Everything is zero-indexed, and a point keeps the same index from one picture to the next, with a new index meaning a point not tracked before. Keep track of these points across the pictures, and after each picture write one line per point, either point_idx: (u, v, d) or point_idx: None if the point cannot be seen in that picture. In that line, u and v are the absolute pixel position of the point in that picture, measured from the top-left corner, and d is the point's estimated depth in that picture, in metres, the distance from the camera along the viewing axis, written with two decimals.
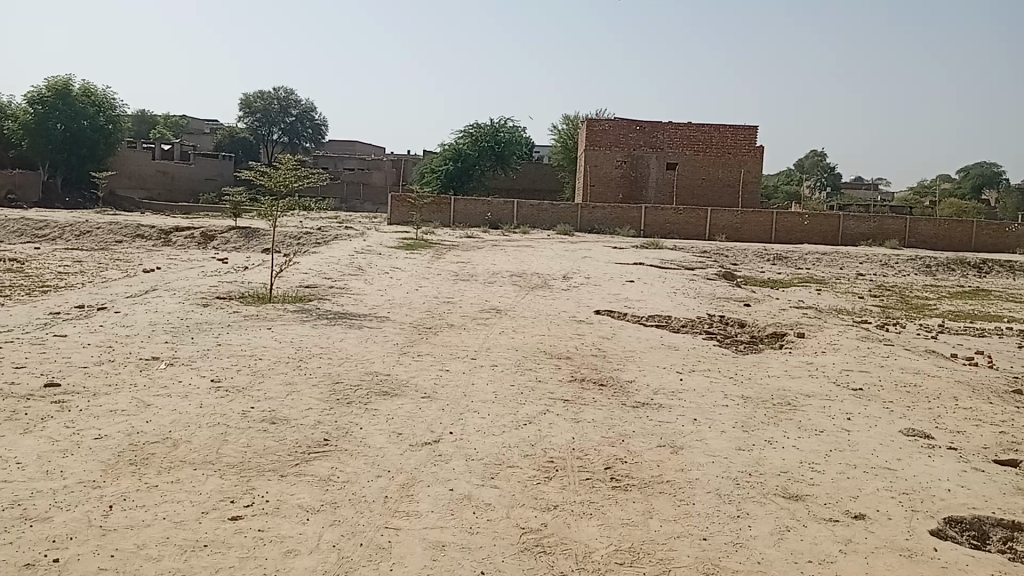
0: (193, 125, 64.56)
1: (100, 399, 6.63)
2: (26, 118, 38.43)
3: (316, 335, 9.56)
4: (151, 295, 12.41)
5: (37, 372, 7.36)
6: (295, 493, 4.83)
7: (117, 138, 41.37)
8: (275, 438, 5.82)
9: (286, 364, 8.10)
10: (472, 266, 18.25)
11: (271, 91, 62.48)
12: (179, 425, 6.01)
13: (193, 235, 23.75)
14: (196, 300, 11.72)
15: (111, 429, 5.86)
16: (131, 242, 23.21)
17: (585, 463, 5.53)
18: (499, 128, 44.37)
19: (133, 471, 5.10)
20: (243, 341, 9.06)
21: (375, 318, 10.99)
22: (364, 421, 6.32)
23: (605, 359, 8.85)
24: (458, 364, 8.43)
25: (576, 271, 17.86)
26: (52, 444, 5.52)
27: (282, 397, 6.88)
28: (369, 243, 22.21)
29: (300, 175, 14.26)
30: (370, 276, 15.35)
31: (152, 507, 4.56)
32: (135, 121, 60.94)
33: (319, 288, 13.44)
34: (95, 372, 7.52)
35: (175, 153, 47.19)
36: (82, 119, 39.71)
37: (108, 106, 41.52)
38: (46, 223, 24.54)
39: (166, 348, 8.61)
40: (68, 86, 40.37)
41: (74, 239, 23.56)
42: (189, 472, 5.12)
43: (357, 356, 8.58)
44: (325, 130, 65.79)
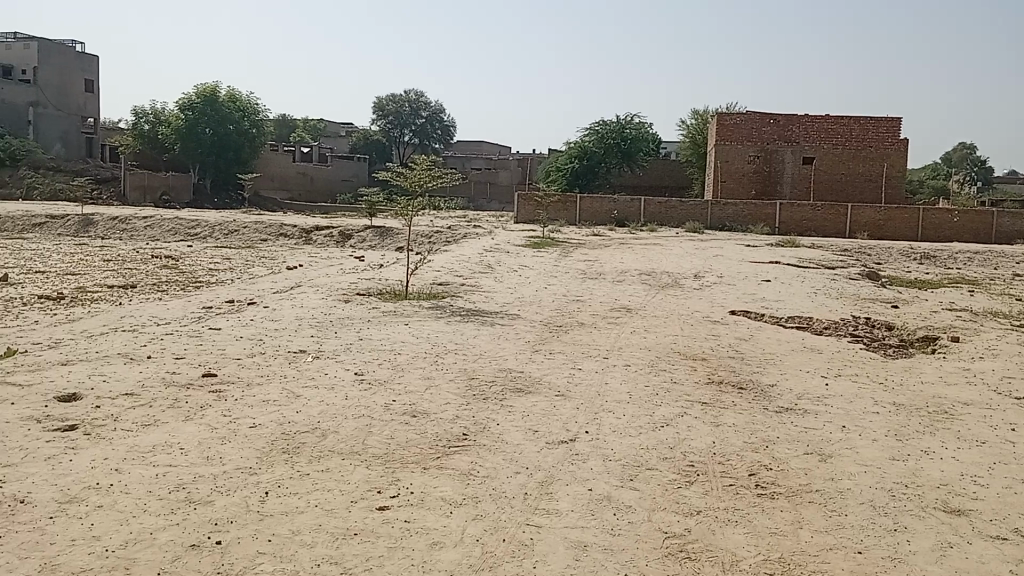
0: (330, 129, 67.34)
1: (253, 390, 6.96)
2: (178, 124, 41.04)
3: (450, 331, 9.74)
4: (296, 291, 13.00)
5: (196, 363, 7.84)
6: (437, 487, 4.92)
7: (260, 142, 43.54)
8: (416, 431, 5.97)
9: (422, 359, 8.29)
10: (600, 264, 18.17)
11: (403, 94, 64.32)
12: (327, 416, 6.25)
13: (331, 234, 24.71)
14: (338, 296, 12.17)
15: (264, 418, 6.15)
16: (275, 241, 24.38)
17: (728, 469, 5.37)
18: (626, 125, 43.97)
19: (285, 459, 5.34)
20: (382, 336, 9.32)
21: (507, 315, 11.09)
22: (501, 417, 6.37)
23: (744, 362, 8.59)
24: (591, 363, 8.37)
25: (708, 270, 17.46)
26: (211, 431, 5.85)
27: (421, 392, 7.04)
28: (498, 242, 22.48)
29: (435, 175, 14.57)
30: (500, 274, 15.49)
31: (304, 494, 4.76)
32: (276, 125, 64.20)
33: (452, 286, 13.69)
34: (248, 363, 7.91)
35: (314, 156, 49.08)
36: (229, 124, 41.96)
37: (252, 111, 43.68)
38: (197, 223, 26.02)
39: (312, 341, 9.01)
40: (216, 93, 42.71)
41: (223, 237, 24.96)
42: (337, 461, 5.31)
43: (490, 353, 8.65)
44: (454, 131, 66.97)
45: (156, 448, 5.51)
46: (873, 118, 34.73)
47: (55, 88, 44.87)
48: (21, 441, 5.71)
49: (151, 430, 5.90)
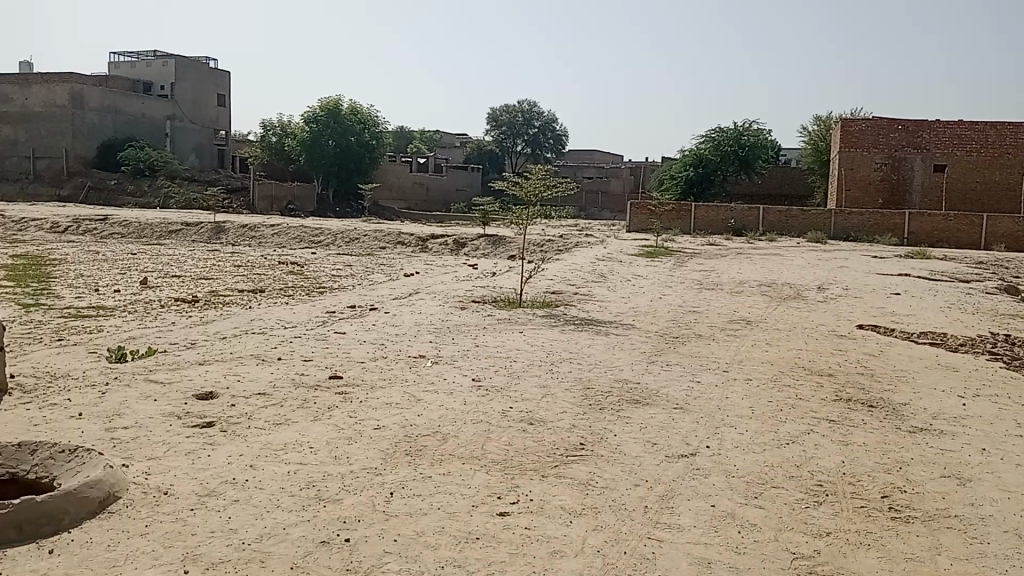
0: (445, 139, 68.76)
1: (377, 392, 7.23)
2: (303, 136, 42.81)
3: (565, 340, 9.76)
4: (415, 298, 13.32)
5: (322, 365, 8.21)
6: (556, 495, 4.96)
7: (380, 153, 44.87)
8: (534, 439, 6.01)
9: (538, 367, 8.34)
10: (717, 274, 17.82)
11: (516, 104, 65.02)
12: (447, 420, 6.41)
13: (446, 242, 25.20)
14: (455, 303, 12.40)
15: (387, 420, 6.39)
16: (393, 249, 25.07)
17: (858, 489, 5.17)
18: (744, 132, 42.99)
19: (408, 461, 5.53)
20: (498, 343, 9.44)
21: (622, 325, 11.03)
22: (618, 428, 6.34)
23: (872, 379, 8.24)
24: (710, 376, 8.21)
25: (832, 281, 16.84)
26: (338, 431, 6.11)
27: (538, 399, 7.09)
28: (611, 251, 22.37)
29: (550, 184, 14.71)
30: (614, 284, 15.40)
31: (427, 497, 4.89)
32: (394, 137, 66.09)
33: (566, 295, 13.72)
34: (370, 366, 8.22)
35: (430, 166, 50.22)
36: (350, 135, 43.51)
37: (372, 123, 45.07)
38: (320, 230, 27.03)
39: (430, 347, 9.22)
40: (339, 106, 44.31)
41: (344, 245, 25.84)
42: (458, 466, 5.44)
43: (606, 364, 8.61)
44: (567, 140, 67.18)
45: (288, 446, 5.76)
46: (1010, 124, 32.87)
47: (191, 102, 47.72)
48: (164, 436, 6.08)
49: (282, 428, 6.20)
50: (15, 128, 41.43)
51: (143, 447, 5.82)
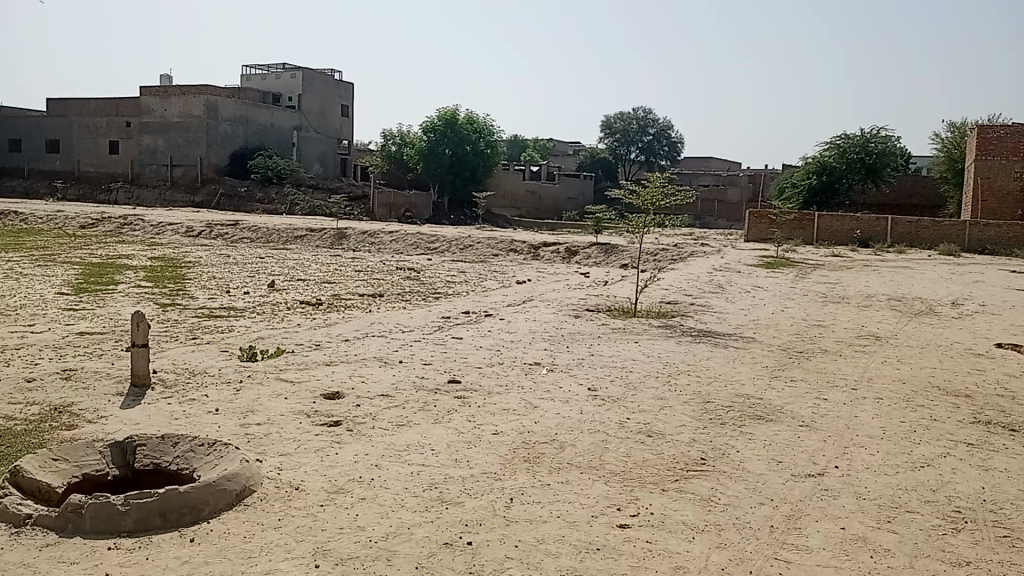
0: (559, 147, 68.99)
1: (494, 398, 7.49)
2: (421, 145, 43.97)
3: (682, 351, 9.61)
4: (529, 305, 13.43)
5: (441, 369, 8.59)
6: (678, 509, 4.89)
7: (494, 162, 45.37)
8: (653, 451, 5.97)
9: (655, 378, 8.25)
10: (841, 287, 17.16)
11: (631, 111, 64.54)
12: (564, 429, 6.51)
13: (558, 250, 25.27)
14: (569, 311, 12.42)
15: (505, 426, 6.64)
16: (506, 256, 25.36)
17: (1002, 518, 4.85)
18: (870, 138, 41.26)
19: (526, 468, 5.69)
20: (613, 352, 9.40)
21: (741, 337, 10.77)
22: (740, 443, 6.19)
23: (1016, 402, 7.71)
24: (836, 393, 7.89)
25: (967, 297, 15.93)
26: (459, 435, 6.45)
27: (655, 411, 7.02)
28: (728, 261, 21.87)
29: (668, 193, 14.59)
30: (732, 295, 15.06)
31: (547, 506, 4.97)
32: (508, 145, 66.87)
33: (681, 305, 13.54)
34: (488, 372, 8.49)
35: (543, 174, 50.52)
36: (466, 144, 44.29)
37: (488, 132, 45.68)
38: (435, 237, 27.58)
39: (545, 355, 9.31)
40: (456, 116, 45.20)
41: (459, 251, 26.31)
42: (576, 476, 5.50)
43: (726, 377, 8.42)
44: (682, 147, 66.19)
45: (411, 448, 6.13)
46: None
47: (316, 113, 49.70)
48: (295, 433, 6.49)
49: (405, 430, 6.61)
50: (156, 138, 44.12)
51: (276, 443, 6.21)
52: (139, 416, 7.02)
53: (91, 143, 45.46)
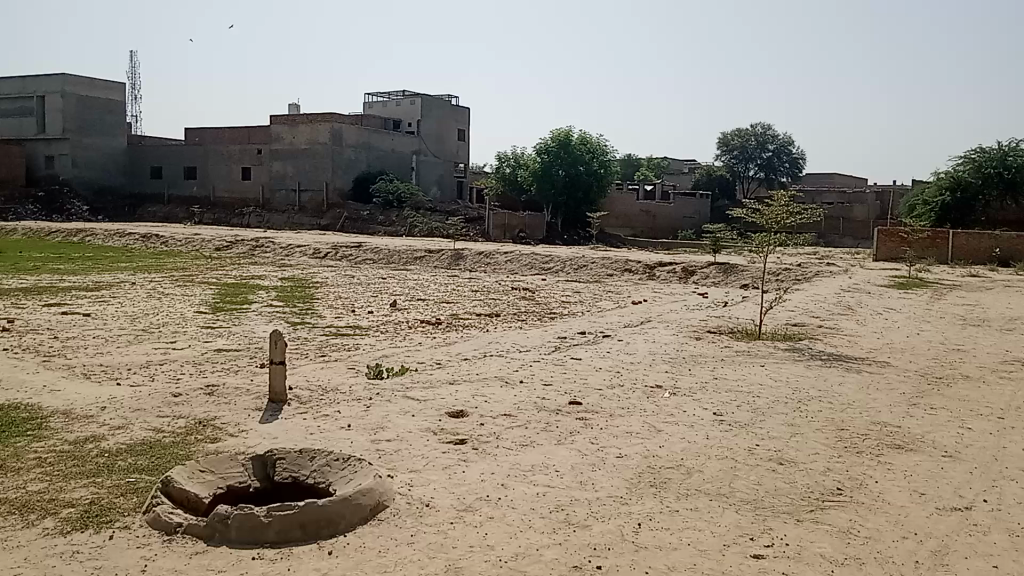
0: (674, 165, 68.19)
1: (617, 421, 7.45)
2: (535, 166, 44.36)
3: (811, 376, 9.27)
4: (648, 326, 13.28)
5: (562, 391, 8.60)
6: (815, 541, 4.71)
7: (608, 182, 45.18)
8: (785, 479, 5.79)
9: (783, 404, 7.95)
10: (981, 309, 16.18)
11: (749, 128, 63.10)
12: (690, 455, 6.40)
13: (675, 270, 24.91)
14: (690, 333, 12.22)
15: (630, 449, 6.59)
16: (621, 277, 25.21)
17: None
18: (1009, 152, 38.89)
19: (654, 493, 5.62)
20: (738, 376, 9.17)
21: (873, 361, 10.31)
22: (878, 473, 5.92)
23: None
24: (982, 423, 7.41)
25: None
26: (583, 457, 6.45)
27: (786, 438, 6.80)
28: (855, 281, 21.00)
29: (793, 211, 14.14)
30: (862, 317, 14.45)
31: (676, 532, 4.92)
32: (622, 164, 66.69)
33: (808, 327, 13.10)
34: (609, 394, 8.44)
35: (658, 193, 49.97)
36: (580, 165, 44.35)
37: (601, 152, 45.60)
38: (550, 257, 27.66)
39: (667, 378, 9.15)
40: (569, 136, 45.39)
41: (573, 272, 26.33)
42: (706, 502, 5.40)
43: (860, 404, 8.05)
44: (804, 163, 64.12)
45: (535, 469, 6.19)
46: None
47: (434, 137, 50.98)
48: (423, 450, 6.69)
49: (529, 451, 6.67)
50: (284, 164, 46.28)
51: (405, 460, 6.41)
52: (277, 431, 7.35)
53: (225, 169, 48.09)
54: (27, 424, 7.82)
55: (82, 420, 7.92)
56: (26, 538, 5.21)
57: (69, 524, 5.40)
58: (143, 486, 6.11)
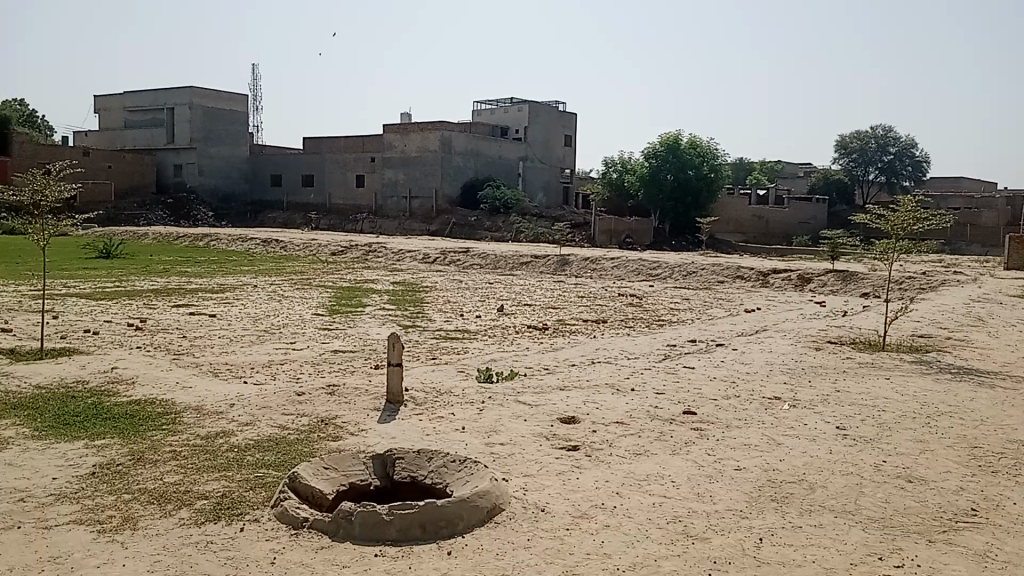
0: (788, 170, 66.25)
1: (734, 432, 7.29)
2: (643, 171, 43.95)
3: (940, 390, 8.82)
4: (762, 336, 12.95)
5: (675, 400, 8.47)
6: (948, 564, 4.52)
7: (719, 186, 44.06)
8: (915, 498, 5.54)
9: (911, 420, 7.59)
10: None
11: (869, 130, 60.65)
12: (813, 469, 6.21)
13: (789, 277, 24.20)
14: (808, 343, 11.84)
15: (748, 462, 6.43)
16: (732, 284, 24.69)
17: None
18: None
19: (774, 507, 5.49)
20: (862, 389, 8.81)
21: (1007, 376, 9.73)
22: (1017, 495, 5.57)
23: None
24: None
25: None
26: (699, 469, 6.33)
27: (914, 455, 6.50)
28: (985, 291, 19.88)
29: (921, 217, 13.47)
30: (994, 329, 13.65)
31: (799, 548, 4.82)
32: (734, 169, 65.33)
33: (935, 338, 12.48)
34: (725, 405, 8.25)
35: (770, 198, 48.60)
36: (689, 169, 43.68)
37: (712, 156, 44.69)
38: (658, 263, 27.29)
39: (786, 390, 8.87)
40: (679, 140, 44.73)
41: (682, 278, 25.93)
42: (830, 518, 5.25)
43: (995, 421, 7.59)
44: (928, 166, 61.09)
45: (651, 478, 6.14)
46: None
47: (542, 144, 51.21)
48: (537, 455, 6.73)
49: (644, 460, 6.61)
50: (396, 171, 47.44)
51: (520, 464, 6.47)
52: (394, 431, 7.54)
53: (340, 177, 49.73)
54: (163, 419, 8.30)
55: (213, 416, 8.34)
56: (165, 527, 5.52)
57: (203, 515, 5.69)
58: (270, 481, 6.37)
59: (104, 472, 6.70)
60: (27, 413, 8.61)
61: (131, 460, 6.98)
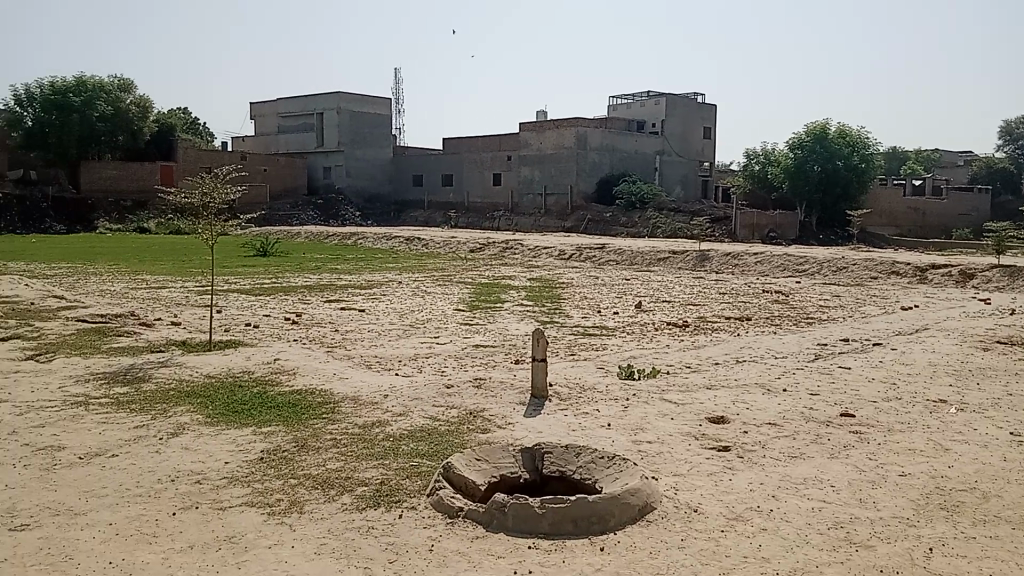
0: (946, 159, 62.27)
1: (896, 436, 6.92)
2: (788, 162, 42.45)
3: None
4: (923, 335, 12.21)
5: (832, 401, 8.13)
6: None
7: (870, 176, 41.98)
8: None
9: None
10: None
11: None
12: (986, 477, 5.82)
13: (950, 272, 22.72)
14: (975, 343, 11.08)
15: (913, 468, 6.10)
16: (886, 280, 23.44)
17: None
18: None
19: (945, 516, 5.20)
20: None
21: None
22: None
23: None
24: None
25: None
26: (860, 473, 6.06)
27: None
28: None
29: None
30: None
31: (975, 560, 4.57)
32: (885, 159, 62.07)
33: None
34: (885, 408, 7.85)
35: (927, 189, 45.82)
36: (837, 160, 41.84)
37: (862, 145, 42.69)
38: (804, 258, 26.25)
39: (953, 392, 8.35)
40: (826, 129, 43.01)
41: (831, 274, 24.84)
42: (1008, 531, 4.93)
43: None
44: None
45: (808, 481, 5.93)
46: None
47: (680, 137, 50.28)
48: (686, 455, 6.62)
49: (799, 462, 6.38)
50: (533, 168, 47.84)
51: (669, 463, 6.39)
52: (541, 425, 7.62)
53: (478, 175, 50.66)
54: (321, 408, 8.73)
55: (368, 406, 8.69)
56: (329, 511, 5.80)
57: (363, 501, 5.95)
58: (425, 471, 6.58)
59: (271, 457, 7.12)
60: (200, 400, 9.27)
61: (295, 447, 7.38)
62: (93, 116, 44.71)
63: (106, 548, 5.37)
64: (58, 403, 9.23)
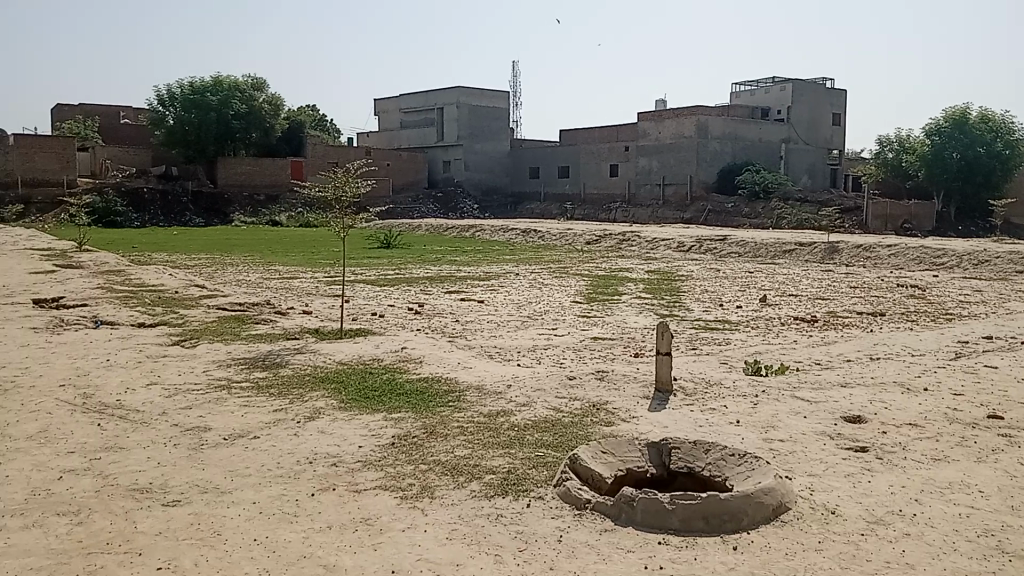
0: None
1: None
2: (924, 150, 40.27)
3: None
4: None
5: (978, 402, 7.67)
6: None
7: (1016, 163, 39.44)
8: None
9: None
10: None
11: None
12: None
13: None
14: None
15: None
16: None
17: None
18: None
19: None
20: None
21: None
22: None
23: None
24: None
25: None
26: (1011, 479, 5.71)
27: None
28: None
29: None
30: None
31: None
32: None
33: None
34: None
35: None
36: (978, 147, 39.46)
37: (1006, 131, 40.29)
38: (943, 251, 24.85)
39: None
40: (966, 115, 40.80)
41: (972, 267, 23.40)
42: None
43: None
44: None
45: (954, 486, 5.63)
46: None
47: (806, 124, 48.43)
48: (821, 454, 6.40)
49: (944, 466, 6.06)
50: (651, 159, 47.22)
51: (803, 462, 6.19)
52: (667, 420, 7.53)
53: (594, 166, 50.57)
54: (448, 396, 8.92)
55: (493, 396, 8.82)
56: (459, 497, 5.93)
57: (492, 489, 6.04)
58: (551, 461, 6.63)
59: (402, 443, 7.34)
60: (333, 386, 9.65)
61: (424, 433, 7.58)
62: (229, 114, 47.18)
63: (251, 525, 5.67)
64: (204, 387, 9.80)
